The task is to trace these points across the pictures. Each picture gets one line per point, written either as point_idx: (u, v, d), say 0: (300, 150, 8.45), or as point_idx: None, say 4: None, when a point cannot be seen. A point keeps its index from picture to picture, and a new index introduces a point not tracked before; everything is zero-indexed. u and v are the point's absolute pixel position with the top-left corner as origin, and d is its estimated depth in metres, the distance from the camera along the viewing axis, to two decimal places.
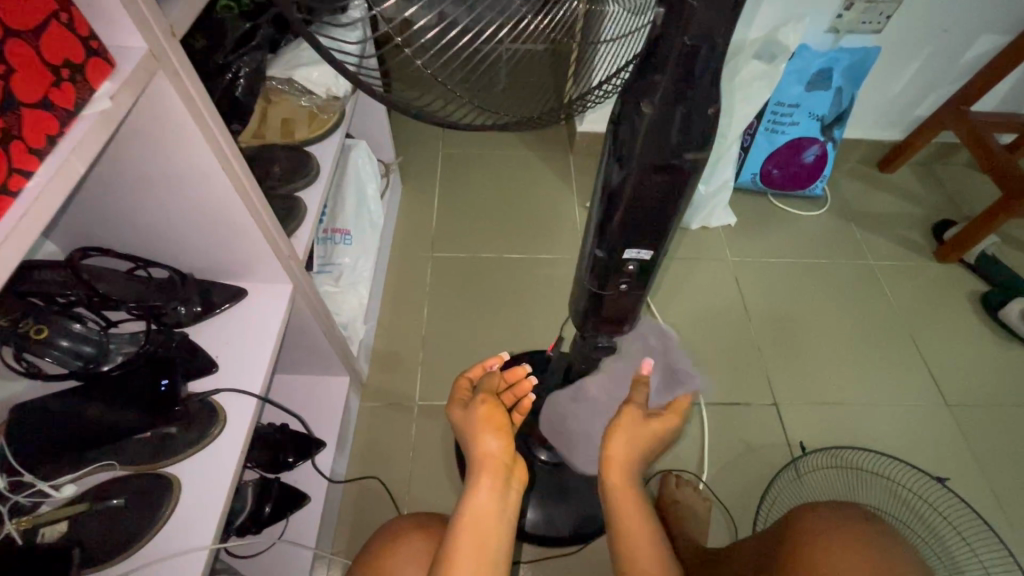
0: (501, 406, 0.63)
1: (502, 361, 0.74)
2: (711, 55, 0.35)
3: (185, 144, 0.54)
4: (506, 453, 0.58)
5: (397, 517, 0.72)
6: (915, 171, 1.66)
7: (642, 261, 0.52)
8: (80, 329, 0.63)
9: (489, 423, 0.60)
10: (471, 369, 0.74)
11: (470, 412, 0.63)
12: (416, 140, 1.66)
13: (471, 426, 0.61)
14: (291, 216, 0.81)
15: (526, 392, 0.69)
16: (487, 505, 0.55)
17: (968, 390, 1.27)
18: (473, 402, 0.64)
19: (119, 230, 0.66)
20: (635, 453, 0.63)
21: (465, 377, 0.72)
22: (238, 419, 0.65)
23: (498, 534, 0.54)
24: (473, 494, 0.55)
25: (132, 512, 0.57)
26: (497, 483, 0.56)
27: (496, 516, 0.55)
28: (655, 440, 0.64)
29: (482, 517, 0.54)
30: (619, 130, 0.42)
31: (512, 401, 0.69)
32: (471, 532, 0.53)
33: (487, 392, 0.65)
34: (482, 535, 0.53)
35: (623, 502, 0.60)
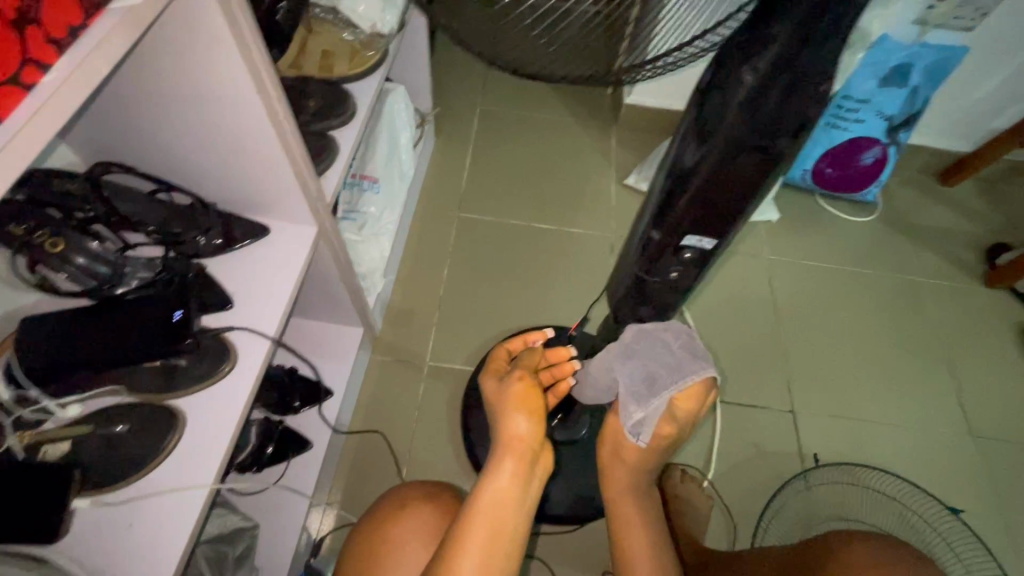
0: (537, 387, 0.60)
1: (544, 338, 0.74)
2: (838, 25, 0.30)
3: (219, 63, 0.50)
4: (536, 436, 0.56)
5: (407, 483, 0.70)
6: (977, 188, 1.56)
7: (701, 251, 0.48)
8: (98, 247, 0.60)
9: (523, 402, 0.57)
10: (512, 341, 0.74)
11: (504, 387, 0.60)
12: (453, 93, 1.59)
13: (503, 404, 0.58)
14: (322, 153, 0.77)
15: (565, 374, 0.68)
16: (509, 487, 0.53)
17: (997, 424, 1.22)
18: (510, 377, 0.61)
19: (142, 146, 0.62)
20: (633, 465, 0.61)
21: (504, 349, 0.72)
22: (250, 357, 0.63)
23: (515, 518, 0.52)
24: (497, 474, 0.53)
25: (135, 441, 0.55)
26: (522, 465, 0.54)
27: (516, 500, 0.53)
28: (650, 455, 0.60)
29: (503, 499, 0.52)
30: (705, 99, 0.37)
31: (549, 381, 0.68)
32: (487, 513, 0.51)
33: (524, 367, 0.63)
34: (502, 518, 0.51)
35: (621, 512, 0.61)
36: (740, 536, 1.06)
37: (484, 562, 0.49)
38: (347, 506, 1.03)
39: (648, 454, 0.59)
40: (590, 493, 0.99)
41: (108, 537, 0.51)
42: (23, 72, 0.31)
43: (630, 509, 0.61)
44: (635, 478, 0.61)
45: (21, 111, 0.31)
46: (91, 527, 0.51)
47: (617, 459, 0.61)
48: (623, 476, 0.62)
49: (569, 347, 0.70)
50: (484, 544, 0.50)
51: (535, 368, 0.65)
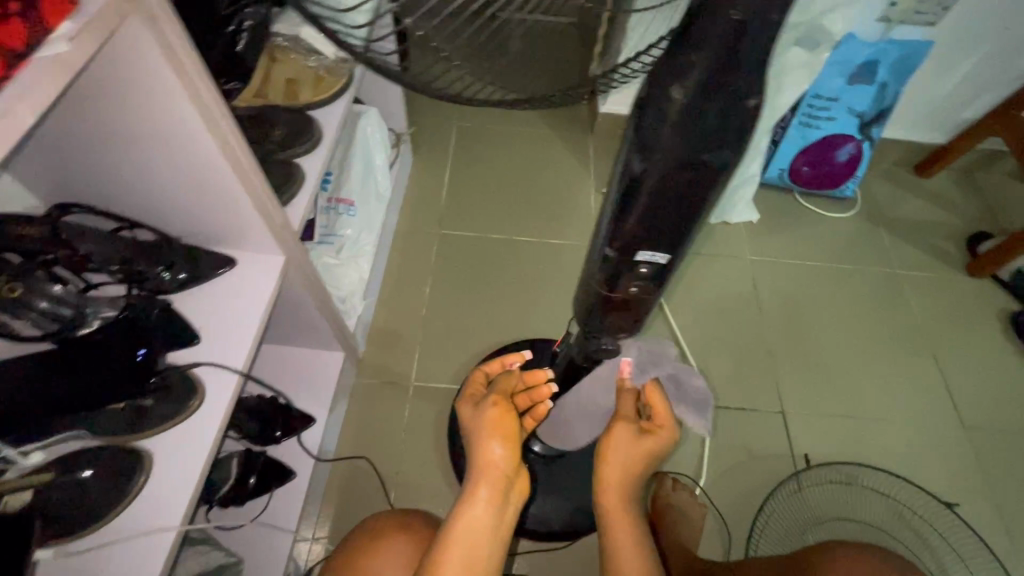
0: (513, 411, 0.59)
1: (522, 360, 0.72)
2: (760, 39, 0.30)
3: (164, 100, 0.50)
4: (512, 461, 0.55)
5: (381, 511, 0.68)
6: (954, 178, 1.57)
7: (657, 266, 0.47)
8: (59, 291, 0.59)
9: (498, 428, 0.56)
10: (489, 363, 0.72)
11: (479, 412, 0.59)
12: (428, 111, 1.60)
13: (478, 429, 0.57)
14: (289, 183, 0.76)
15: (543, 398, 0.65)
16: (483, 518, 0.52)
17: (987, 414, 1.21)
18: (484, 402, 0.60)
19: (99, 184, 0.62)
20: (633, 469, 0.62)
21: (482, 372, 0.70)
22: (220, 393, 0.62)
23: (489, 548, 0.52)
24: (470, 505, 0.52)
25: (98, 488, 0.54)
26: (496, 495, 0.53)
27: (490, 530, 0.52)
28: (650, 457, 0.62)
29: (477, 528, 0.51)
30: (642, 116, 0.37)
31: (527, 405, 0.65)
32: (462, 545, 0.50)
33: (499, 392, 0.62)
34: (475, 549, 0.51)
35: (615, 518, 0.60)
36: (735, 542, 1.05)
37: None
38: (335, 534, 1.01)
39: (651, 455, 0.61)
40: (581, 508, 0.98)
41: None
42: None
43: (623, 517, 0.60)
44: (630, 482, 0.62)
45: None
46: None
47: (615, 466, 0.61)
48: (618, 480, 0.61)
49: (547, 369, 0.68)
50: None
51: (511, 391, 0.64)
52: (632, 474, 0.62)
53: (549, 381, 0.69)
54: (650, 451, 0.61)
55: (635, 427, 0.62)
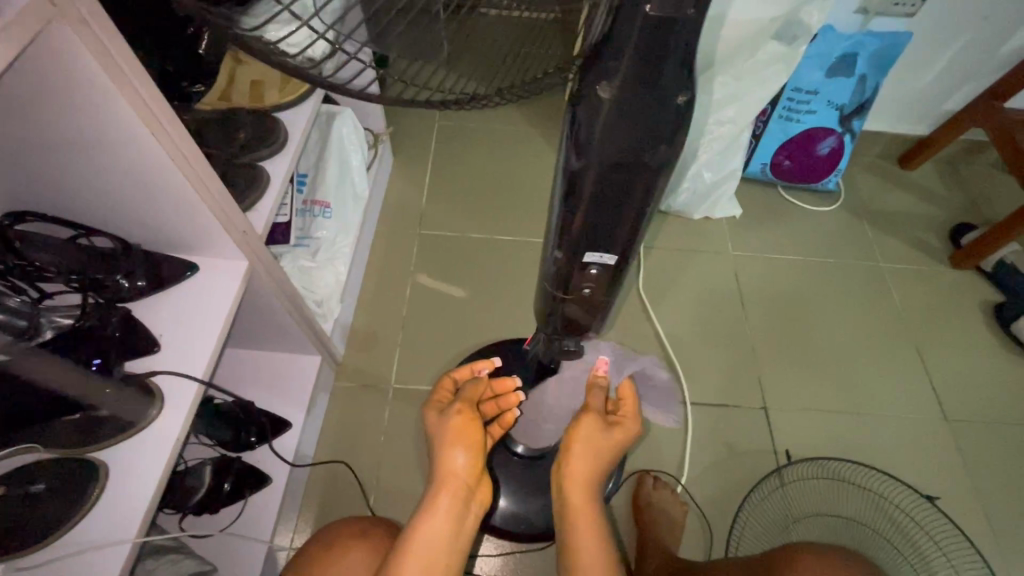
0: (477, 419, 0.57)
1: (492, 366, 0.69)
2: (684, 34, 0.29)
3: (103, 105, 0.49)
4: (474, 471, 0.54)
5: (342, 518, 0.68)
6: (937, 170, 1.57)
7: (607, 267, 0.47)
8: (17, 303, 0.58)
9: (461, 436, 0.56)
10: (457, 370, 0.68)
11: (442, 420, 0.58)
12: (409, 111, 1.58)
13: (440, 437, 0.56)
14: (252, 187, 0.75)
15: (511, 406, 0.65)
16: (442, 527, 0.51)
17: (970, 406, 1.21)
18: (447, 410, 0.59)
19: (48, 192, 0.60)
20: (598, 464, 0.64)
21: (449, 378, 0.67)
22: (178, 403, 0.61)
23: (447, 560, 0.50)
24: (430, 515, 0.51)
25: (53, 501, 0.53)
26: (457, 502, 0.52)
27: (449, 542, 0.51)
28: (614, 450, 0.66)
29: (436, 538, 0.50)
30: (575, 116, 0.36)
31: (493, 413, 0.64)
32: (418, 556, 0.49)
33: (466, 400, 0.60)
34: (433, 562, 0.49)
35: (578, 509, 0.60)
36: (717, 540, 1.05)
37: None
38: None
39: (614, 449, 0.65)
40: None
41: None
42: None
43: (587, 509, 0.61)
44: (596, 477, 0.63)
45: None
46: None
47: (584, 455, 0.63)
48: (584, 474, 0.62)
49: (514, 376, 0.66)
50: None
51: (479, 398, 0.63)
52: (598, 467, 0.63)
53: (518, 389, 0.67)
54: (613, 445, 0.65)
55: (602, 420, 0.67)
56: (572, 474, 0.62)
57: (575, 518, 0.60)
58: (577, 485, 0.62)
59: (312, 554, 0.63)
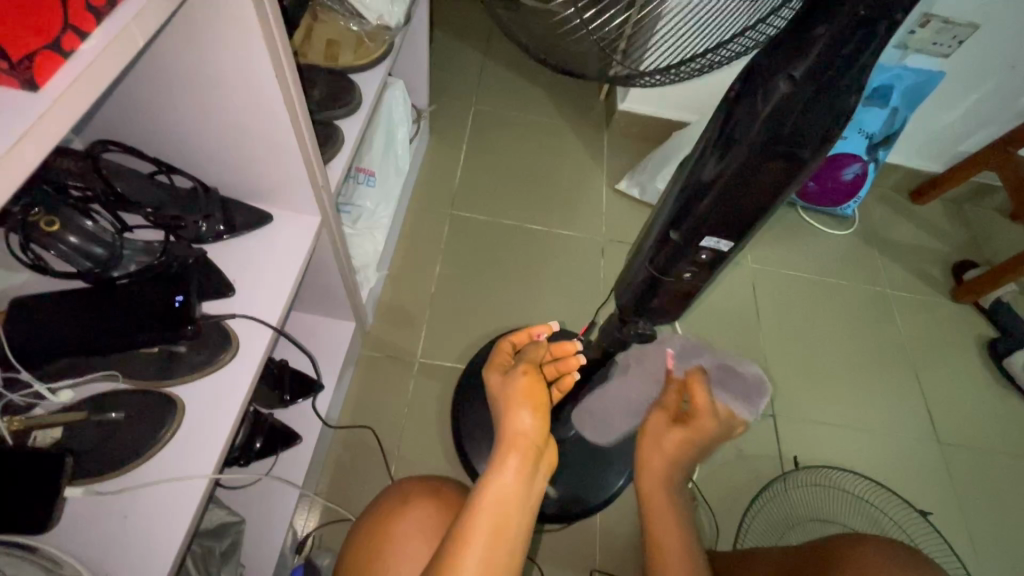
0: (542, 382, 0.60)
1: (550, 331, 0.73)
2: (873, 36, 0.32)
3: (237, 43, 0.49)
4: (540, 430, 0.56)
5: (404, 480, 0.70)
6: (946, 206, 1.64)
7: (717, 253, 0.49)
8: (93, 226, 0.57)
9: (527, 397, 0.57)
10: (517, 334, 0.73)
11: (508, 381, 0.60)
12: (447, 91, 1.59)
13: (506, 398, 0.58)
14: (328, 144, 0.75)
15: (570, 370, 0.67)
16: (513, 486, 0.52)
17: (961, 431, 1.28)
18: (513, 370, 0.61)
19: (144, 125, 0.60)
20: (672, 462, 0.62)
21: (509, 342, 0.71)
22: (253, 346, 0.61)
23: (517, 518, 0.52)
24: (500, 472, 0.53)
25: (130, 431, 0.53)
26: (527, 463, 0.54)
27: (521, 498, 0.52)
28: (686, 452, 0.61)
29: (508, 496, 0.52)
30: (736, 108, 0.39)
31: (554, 374, 0.67)
32: (492, 512, 0.51)
33: (529, 362, 0.63)
34: (505, 519, 0.51)
35: (655, 505, 0.62)
36: (722, 535, 1.09)
37: (488, 557, 0.49)
38: (333, 503, 1.01)
39: (686, 448, 0.61)
40: (581, 491, 1.00)
41: (108, 525, 0.49)
42: (63, 38, 0.31)
43: (663, 504, 0.62)
44: (671, 471, 0.62)
45: (59, 80, 0.31)
46: (88, 518, 0.49)
47: (652, 454, 0.62)
48: (659, 470, 0.62)
49: (576, 342, 0.70)
50: (486, 543, 0.49)
51: (539, 365, 0.65)
52: (673, 466, 0.62)
53: (576, 353, 0.71)
54: (682, 447, 0.61)
55: (669, 419, 0.62)
56: (648, 470, 0.62)
57: (654, 516, 0.62)
58: (657, 489, 0.62)
59: (382, 512, 0.66)
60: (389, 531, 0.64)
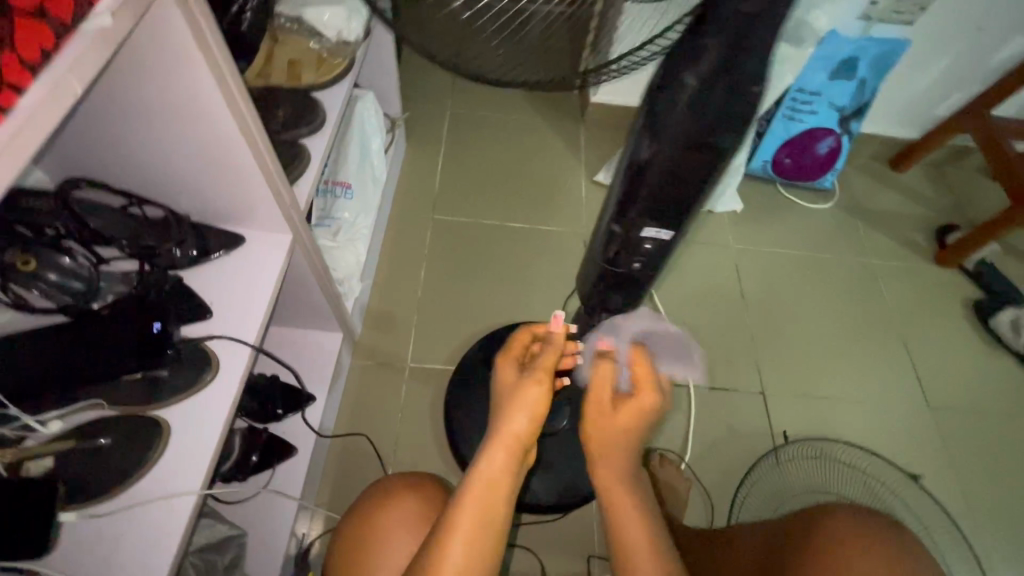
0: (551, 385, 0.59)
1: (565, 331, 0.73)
2: (766, 27, 0.34)
3: (184, 74, 0.52)
4: (535, 425, 0.56)
5: (383, 479, 0.72)
6: (926, 172, 1.65)
7: (660, 242, 0.51)
8: (71, 264, 0.61)
9: (535, 397, 0.57)
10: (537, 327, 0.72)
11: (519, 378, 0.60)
12: (422, 98, 1.61)
13: (512, 393, 0.58)
14: (294, 163, 0.77)
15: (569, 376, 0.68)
16: (500, 479, 0.53)
17: (951, 394, 1.29)
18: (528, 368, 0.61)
19: (111, 159, 0.62)
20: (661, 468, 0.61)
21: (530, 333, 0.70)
22: (233, 366, 0.63)
23: (500, 511, 0.53)
24: (492, 465, 0.54)
25: (119, 453, 0.56)
26: (515, 459, 0.54)
27: (506, 492, 0.53)
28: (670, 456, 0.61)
29: (494, 488, 0.53)
30: (654, 103, 0.40)
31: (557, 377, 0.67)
32: (477, 502, 0.52)
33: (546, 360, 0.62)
34: (487, 510, 0.52)
35: (646, 516, 0.59)
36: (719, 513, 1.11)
37: (470, 548, 0.50)
38: (334, 511, 1.04)
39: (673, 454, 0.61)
40: (575, 481, 1.01)
41: (103, 548, 0.52)
42: (2, 95, 0.32)
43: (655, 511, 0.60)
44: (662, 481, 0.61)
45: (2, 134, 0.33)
46: (82, 539, 0.52)
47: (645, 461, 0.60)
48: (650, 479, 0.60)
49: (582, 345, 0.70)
50: (468, 533, 0.50)
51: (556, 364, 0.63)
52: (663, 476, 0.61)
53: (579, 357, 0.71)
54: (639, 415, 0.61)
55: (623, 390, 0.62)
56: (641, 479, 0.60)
57: None
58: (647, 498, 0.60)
59: (365, 515, 0.68)
60: (373, 530, 0.66)
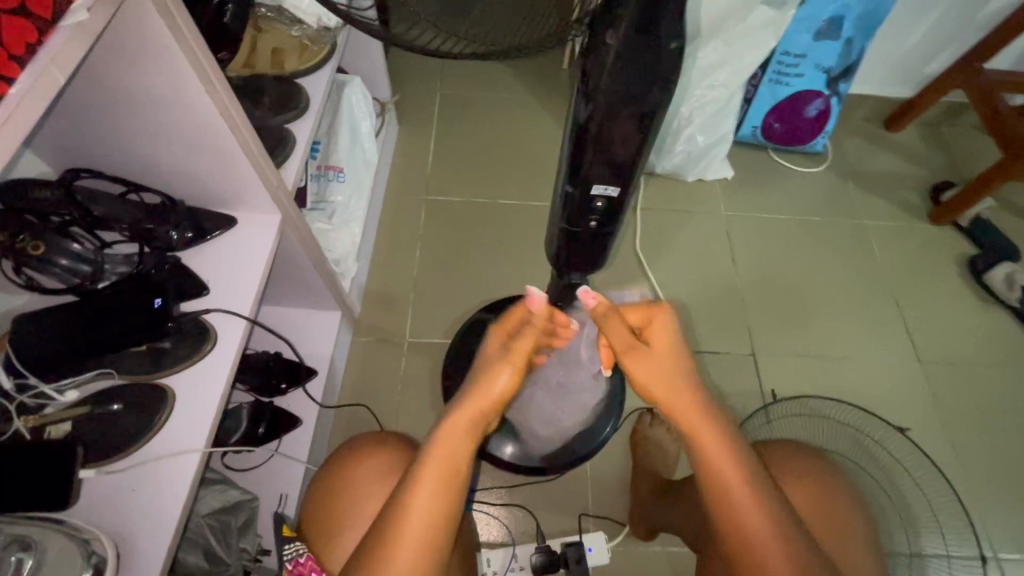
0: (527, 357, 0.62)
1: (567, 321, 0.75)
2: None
3: (163, 65, 0.56)
4: (499, 401, 0.60)
5: (353, 438, 0.74)
6: (921, 130, 1.63)
7: (609, 200, 0.60)
8: (81, 250, 0.66)
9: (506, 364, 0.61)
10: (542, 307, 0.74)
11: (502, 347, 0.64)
12: (413, 81, 1.63)
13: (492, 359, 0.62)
14: (280, 147, 0.81)
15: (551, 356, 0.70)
16: (462, 431, 0.58)
17: (943, 351, 1.30)
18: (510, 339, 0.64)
19: (107, 149, 0.67)
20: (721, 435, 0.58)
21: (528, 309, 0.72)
22: (228, 337, 0.68)
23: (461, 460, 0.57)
24: (456, 419, 0.58)
25: (129, 417, 0.61)
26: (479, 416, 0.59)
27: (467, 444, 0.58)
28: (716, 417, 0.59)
29: (458, 440, 0.57)
30: (586, 66, 0.48)
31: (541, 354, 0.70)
32: (442, 450, 0.56)
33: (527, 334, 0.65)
34: (450, 458, 0.56)
35: (729, 497, 0.57)
36: None
37: (435, 492, 0.55)
38: None
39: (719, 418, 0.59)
40: None
41: (118, 500, 0.58)
42: None
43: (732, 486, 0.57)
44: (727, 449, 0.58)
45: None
46: (99, 494, 0.57)
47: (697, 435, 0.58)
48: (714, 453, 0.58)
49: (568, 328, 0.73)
50: (433, 479, 0.55)
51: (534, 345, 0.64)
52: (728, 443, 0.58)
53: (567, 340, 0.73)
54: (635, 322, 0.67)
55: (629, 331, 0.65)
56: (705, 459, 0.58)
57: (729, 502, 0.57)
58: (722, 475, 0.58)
59: (334, 473, 0.70)
60: (343, 485, 0.69)
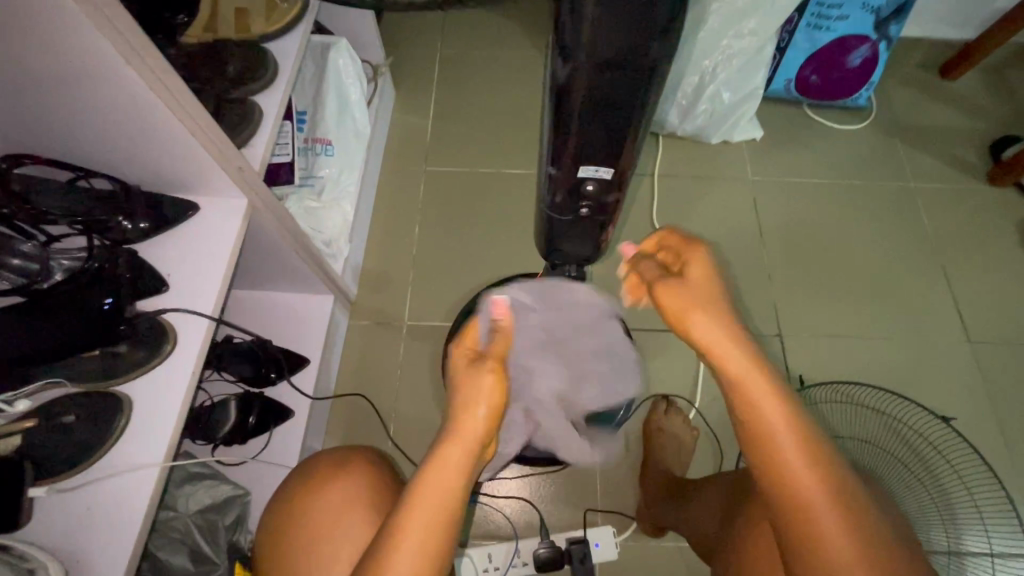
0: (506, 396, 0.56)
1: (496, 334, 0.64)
2: None
3: (77, 32, 0.49)
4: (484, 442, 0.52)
5: (319, 455, 0.70)
6: (982, 78, 1.44)
7: (602, 181, 0.53)
8: (27, 247, 0.61)
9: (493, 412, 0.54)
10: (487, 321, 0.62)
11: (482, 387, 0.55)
12: (411, 40, 1.51)
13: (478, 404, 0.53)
14: (245, 122, 0.73)
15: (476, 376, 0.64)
16: (445, 478, 0.48)
17: (996, 328, 1.17)
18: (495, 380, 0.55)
19: (44, 134, 0.60)
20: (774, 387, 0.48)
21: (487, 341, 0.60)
22: (191, 338, 0.63)
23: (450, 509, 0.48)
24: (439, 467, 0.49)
25: (81, 428, 0.56)
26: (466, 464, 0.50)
27: (455, 492, 0.48)
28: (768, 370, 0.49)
29: (444, 489, 0.48)
30: (562, 15, 0.40)
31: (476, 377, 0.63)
32: (425, 498, 0.47)
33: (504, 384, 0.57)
34: (437, 510, 0.47)
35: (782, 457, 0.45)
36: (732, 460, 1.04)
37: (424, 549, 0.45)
38: None
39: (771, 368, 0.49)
40: None
41: (72, 520, 0.53)
42: None
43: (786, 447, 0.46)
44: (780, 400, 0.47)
45: None
46: (52, 514, 0.53)
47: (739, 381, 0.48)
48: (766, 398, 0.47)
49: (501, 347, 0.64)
50: (418, 533, 0.46)
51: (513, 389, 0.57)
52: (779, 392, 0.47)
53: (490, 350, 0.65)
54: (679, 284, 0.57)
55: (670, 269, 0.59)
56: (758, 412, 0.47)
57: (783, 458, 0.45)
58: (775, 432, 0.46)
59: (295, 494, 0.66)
60: (308, 509, 0.64)
